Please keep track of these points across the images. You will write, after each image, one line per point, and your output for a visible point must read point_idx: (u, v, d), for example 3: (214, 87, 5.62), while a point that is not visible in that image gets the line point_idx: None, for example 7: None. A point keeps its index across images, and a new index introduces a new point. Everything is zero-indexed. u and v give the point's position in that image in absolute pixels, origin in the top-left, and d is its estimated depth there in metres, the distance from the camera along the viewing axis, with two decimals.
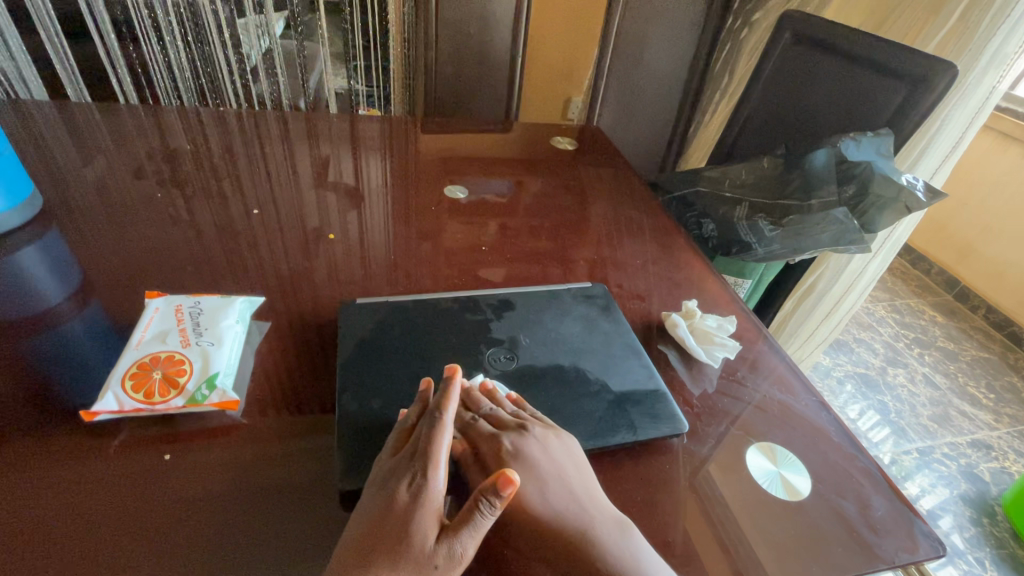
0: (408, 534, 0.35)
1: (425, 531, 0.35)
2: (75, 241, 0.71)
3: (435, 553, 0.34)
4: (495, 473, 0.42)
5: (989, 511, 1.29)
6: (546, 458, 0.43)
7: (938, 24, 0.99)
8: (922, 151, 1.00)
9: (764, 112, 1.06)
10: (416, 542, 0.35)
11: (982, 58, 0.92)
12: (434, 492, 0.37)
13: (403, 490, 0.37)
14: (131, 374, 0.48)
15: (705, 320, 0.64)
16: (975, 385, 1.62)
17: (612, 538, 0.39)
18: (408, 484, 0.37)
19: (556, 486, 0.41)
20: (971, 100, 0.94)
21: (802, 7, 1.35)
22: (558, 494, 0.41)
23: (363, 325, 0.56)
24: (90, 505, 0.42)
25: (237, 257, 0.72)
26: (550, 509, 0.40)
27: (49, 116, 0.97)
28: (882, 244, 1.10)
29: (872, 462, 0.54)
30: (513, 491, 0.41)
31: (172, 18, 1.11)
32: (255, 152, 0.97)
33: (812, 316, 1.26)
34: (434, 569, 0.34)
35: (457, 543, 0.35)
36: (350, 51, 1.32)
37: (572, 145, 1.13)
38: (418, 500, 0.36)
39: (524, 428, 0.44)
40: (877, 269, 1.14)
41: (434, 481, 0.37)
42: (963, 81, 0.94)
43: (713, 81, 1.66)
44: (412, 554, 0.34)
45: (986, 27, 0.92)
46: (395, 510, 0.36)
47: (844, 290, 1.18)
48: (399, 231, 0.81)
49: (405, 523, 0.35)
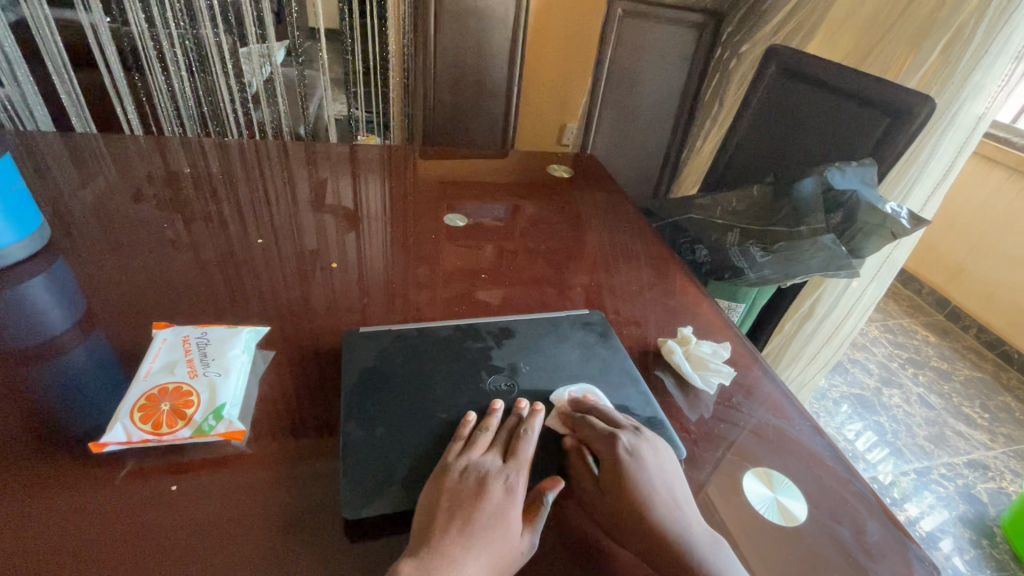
0: (504, 526, 0.41)
1: (515, 526, 0.42)
2: (80, 270, 0.72)
3: (522, 543, 0.41)
4: (610, 473, 0.46)
5: (988, 533, 1.29)
6: (657, 467, 0.47)
7: (921, 57, 1.03)
8: (912, 182, 1.03)
9: (754, 140, 1.09)
10: (509, 536, 0.41)
11: (964, 89, 0.96)
12: (521, 492, 0.44)
13: (497, 488, 0.43)
14: (140, 406, 0.48)
15: (700, 346, 0.65)
16: (970, 405, 1.64)
17: (706, 546, 0.43)
18: (502, 483, 0.43)
19: (664, 493, 0.46)
20: (955, 128, 0.98)
21: (786, 40, 1.40)
22: (667, 499, 0.45)
23: (366, 354, 0.57)
24: (94, 538, 0.42)
25: (240, 284, 0.73)
26: (657, 510, 0.44)
27: (56, 146, 0.99)
28: (879, 267, 1.12)
29: (866, 485, 0.55)
30: (623, 491, 0.45)
31: (177, 50, 1.12)
32: (258, 179, 0.99)
33: (812, 341, 1.28)
34: (521, 553, 0.41)
35: (535, 534, 0.43)
36: (350, 78, 1.37)
37: (568, 172, 1.15)
38: (510, 498, 0.43)
39: (638, 433, 0.49)
40: (877, 292, 1.17)
41: (520, 484, 0.44)
42: (948, 111, 0.98)
43: (703, 108, 1.72)
44: (511, 542, 0.41)
45: (968, 61, 0.95)
46: (492, 504, 0.42)
47: (843, 315, 1.21)
48: (400, 257, 0.83)
49: (502, 518, 0.41)
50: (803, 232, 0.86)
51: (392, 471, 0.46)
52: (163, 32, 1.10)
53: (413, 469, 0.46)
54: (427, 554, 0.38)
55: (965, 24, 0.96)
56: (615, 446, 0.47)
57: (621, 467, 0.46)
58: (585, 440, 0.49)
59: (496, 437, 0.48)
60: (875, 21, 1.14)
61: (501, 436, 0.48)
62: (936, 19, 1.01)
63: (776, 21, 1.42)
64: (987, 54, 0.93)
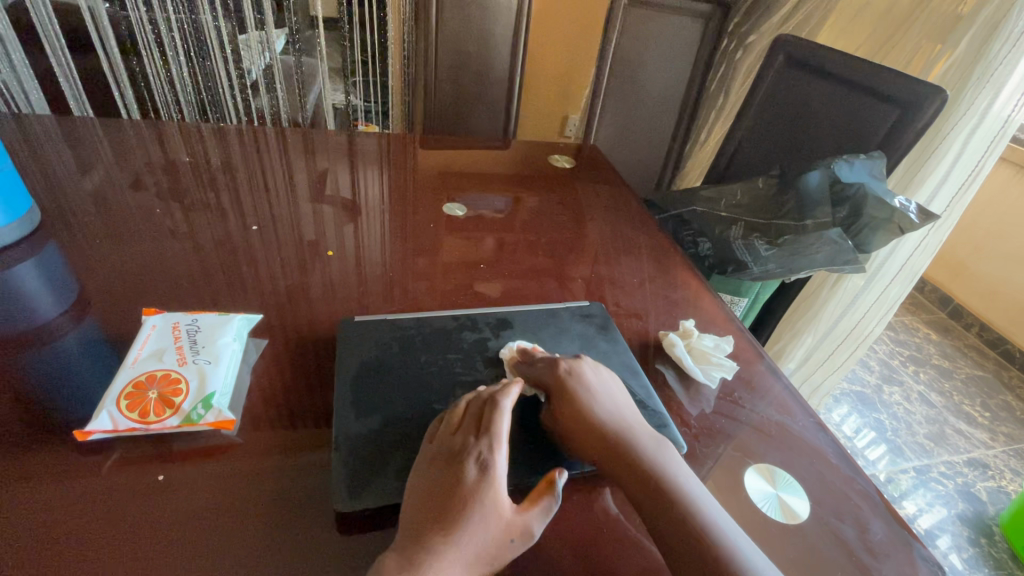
0: (482, 511, 0.39)
1: (495, 507, 0.39)
2: (72, 257, 0.70)
3: (511, 528, 0.39)
4: (556, 395, 0.49)
5: (987, 531, 1.28)
6: (598, 379, 0.50)
7: (945, 51, 1.01)
8: (935, 187, 1.02)
9: (760, 132, 1.08)
10: (486, 517, 0.39)
11: (989, 88, 0.93)
12: (500, 475, 0.41)
13: (475, 469, 0.41)
14: (127, 394, 0.47)
15: (702, 340, 0.64)
16: (971, 404, 1.63)
17: (650, 444, 0.46)
18: (476, 464, 0.41)
19: (602, 401, 0.48)
20: (983, 128, 0.95)
21: (795, 31, 1.38)
22: (608, 412, 0.48)
23: (363, 344, 0.56)
24: (84, 525, 0.41)
25: (235, 272, 0.72)
26: (599, 414, 0.47)
27: (51, 132, 0.97)
28: (897, 271, 1.11)
29: (869, 482, 0.54)
30: (573, 406, 0.48)
31: (175, 34, 1.09)
32: (255, 167, 0.97)
33: (824, 345, 1.26)
34: (511, 542, 0.39)
35: (529, 519, 0.40)
36: (349, 67, 1.33)
37: (571, 163, 1.14)
38: (487, 480, 0.40)
39: (577, 358, 0.52)
40: (901, 292, 1.14)
41: (497, 462, 0.42)
42: (973, 112, 0.96)
43: (708, 100, 1.70)
44: (492, 528, 0.39)
45: (999, 57, 0.92)
46: (466, 489, 0.40)
47: (859, 320, 1.19)
48: (397, 248, 0.81)
49: (479, 501, 0.39)
50: (809, 226, 0.86)
51: (387, 459, 0.46)
52: (161, 16, 1.06)
53: (406, 461, 0.45)
54: (403, 550, 0.37)
55: (993, 19, 0.94)
56: (555, 368, 0.50)
57: (567, 385, 0.49)
58: (532, 379, 0.52)
59: (466, 412, 0.45)
60: (893, 13, 1.12)
61: (474, 410, 0.45)
62: (961, 13, 0.99)
63: (784, 12, 1.40)
64: (1018, 50, 0.90)
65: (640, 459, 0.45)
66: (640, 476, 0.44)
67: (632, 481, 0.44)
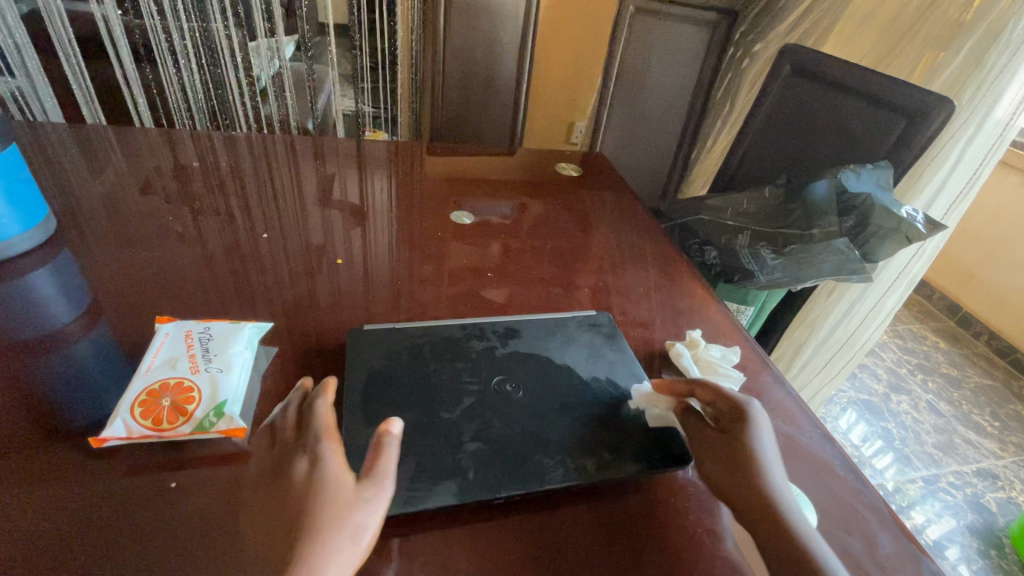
0: (325, 495, 0.38)
1: (337, 485, 0.39)
2: (85, 263, 0.71)
3: (361, 492, 0.39)
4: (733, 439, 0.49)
5: (997, 543, 1.27)
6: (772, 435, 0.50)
7: (946, 59, 1.01)
8: (933, 192, 1.02)
9: (766, 140, 1.08)
10: (329, 495, 0.38)
11: (989, 95, 0.94)
12: (328, 459, 0.41)
13: (309, 464, 0.41)
14: (140, 401, 0.48)
15: (708, 350, 0.65)
16: (980, 413, 1.61)
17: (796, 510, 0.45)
18: (310, 461, 0.41)
19: (774, 462, 0.48)
20: (982, 135, 0.95)
21: (802, 40, 1.39)
22: (781, 480, 0.46)
23: (370, 352, 0.57)
24: (95, 529, 0.41)
25: (244, 278, 0.72)
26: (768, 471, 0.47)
27: (66, 138, 0.99)
28: (893, 278, 1.11)
29: (877, 496, 0.53)
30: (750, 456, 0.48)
31: (188, 41, 1.10)
32: (264, 174, 0.98)
33: (823, 350, 1.25)
34: (367, 501, 0.38)
35: (375, 477, 0.40)
36: (358, 73, 1.35)
37: (578, 171, 1.15)
38: (319, 470, 0.40)
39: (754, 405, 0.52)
40: (897, 300, 1.14)
41: (326, 449, 0.41)
42: (972, 119, 0.96)
43: (714, 108, 1.71)
44: (341, 501, 0.38)
45: (999, 65, 0.92)
46: (303, 489, 0.39)
47: (858, 325, 1.18)
48: (405, 255, 0.82)
49: (321, 488, 0.39)
50: (816, 235, 0.85)
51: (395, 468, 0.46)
52: (174, 24, 1.07)
53: (414, 469, 0.46)
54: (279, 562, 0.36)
55: (994, 27, 0.94)
56: (739, 408, 0.51)
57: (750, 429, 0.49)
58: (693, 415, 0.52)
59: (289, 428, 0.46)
60: (897, 21, 1.12)
61: (293, 420, 0.47)
62: (963, 20, 0.98)
63: (791, 20, 1.41)
64: (1018, 59, 0.90)
65: (791, 531, 0.43)
66: (786, 544, 0.42)
67: (772, 537, 0.43)
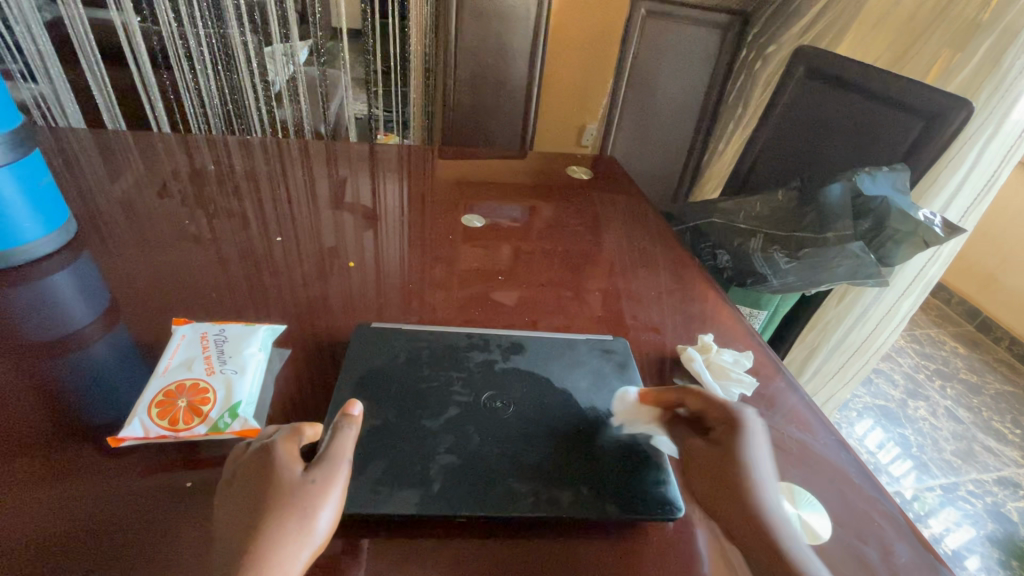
0: (274, 483, 0.40)
1: (288, 473, 0.41)
2: (104, 265, 0.73)
3: (309, 477, 0.41)
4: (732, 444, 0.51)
5: (1019, 553, 1.24)
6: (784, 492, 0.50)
7: (963, 59, 0.99)
8: (951, 195, 1.00)
9: (779, 143, 1.07)
10: (281, 481, 0.40)
11: (1007, 96, 0.92)
12: (279, 452, 0.43)
13: (260, 459, 0.42)
14: (157, 402, 0.49)
15: (721, 355, 0.64)
16: (1001, 421, 1.58)
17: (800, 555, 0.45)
18: (262, 453, 0.43)
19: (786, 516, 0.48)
20: (1002, 135, 0.93)
21: (816, 41, 1.37)
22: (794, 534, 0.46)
23: (381, 354, 0.57)
24: (111, 528, 0.42)
25: (258, 280, 0.73)
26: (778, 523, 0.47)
27: (86, 143, 1.01)
28: (909, 282, 1.09)
29: (893, 504, 0.53)
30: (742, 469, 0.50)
31: (204, 49, 1.10)
32: (277, 178, 0.99)
33: (836, 355, 1.23)
34: (315, 483, 0.40)
35: (326, 462, 0.42)
36: (371, 77, 1.36)
37: (589, 174, 1.14)
38: (269, 462, 0.42)
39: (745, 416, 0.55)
40: (912, 304, 1.12)
41: (276, 442, 0.43)
42: (991, 120, 0.94)
43: (726, 111, 1.70)
44: (288, 488, 0.40)
45: (1017, 65, 0.91)
46: (256, 481, 0.41)
47: (872, 330, 1.16)
48: (417, 257, 0.82)
49: (269, 478, 0.41)
50: (830, 238, 0.83)
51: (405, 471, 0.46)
52: (191, 31, 1.08)
53: (415, 472, 0.46)
54: (231, 554, 0.37)
55: (1012, 26, 0.92)
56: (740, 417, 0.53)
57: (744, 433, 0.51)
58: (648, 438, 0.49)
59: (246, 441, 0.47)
60: (913, 21, 1.11)
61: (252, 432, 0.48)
62: (980, 20, 0.97)
63: (805, 21, 1.40)
64: None
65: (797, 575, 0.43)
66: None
67: None
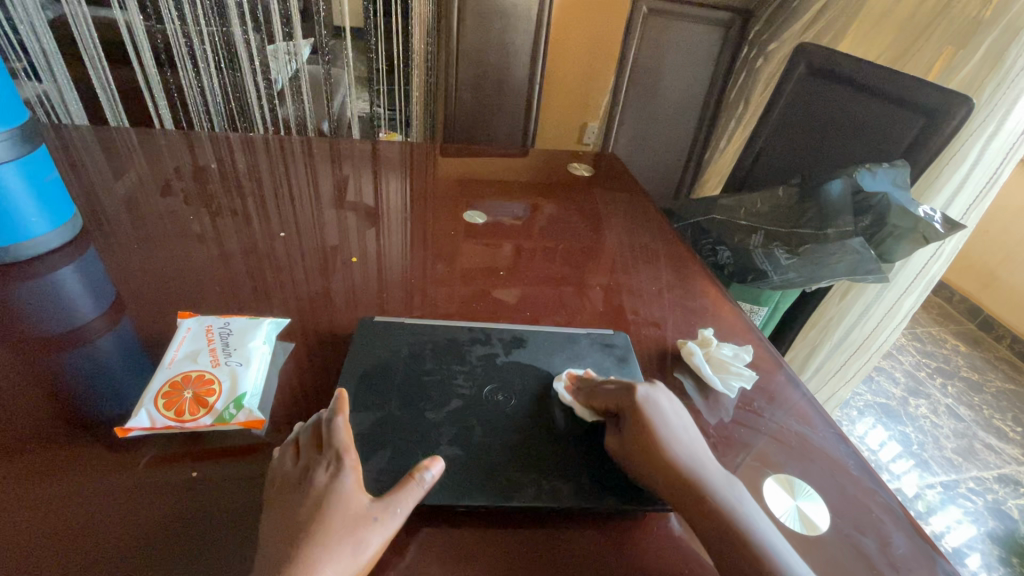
0: (335, 509, 0.39)
1: (353, 502, 0.39)
2: (109, 262, 0.73)
3: (373, 512, 0.40)
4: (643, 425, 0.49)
5: (1019, 550, 1.24)
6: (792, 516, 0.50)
7: (964, 56, 0.99)
8: (952, 193, 1.00)
9: (780, 140, 1.07)
10: (343, 512, 0.39)
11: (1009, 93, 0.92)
12: (348, 477, 0.40)
13: (328, 484, 0.40)
14: (164, 393, 0.50)
15: (720, 349, 0.65)
16: (1002, 419, 1.58)
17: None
18: (330, 472, 0.40)
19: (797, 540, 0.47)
20: (1004, 133, 0.93)
21: (817, 39, 1.37)
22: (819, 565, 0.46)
23: (385, 348, 0.57)
24: (119, 517, 0.43)
25: (261, 276, 0.74)
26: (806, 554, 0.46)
27: (90, 141, 1.01)
28: (910, 280, 1.09)
29: (892, 496, 0.53)
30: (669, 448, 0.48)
31: (207, 47, 1.10)
32: (280, 175, 1.00)
33: (837, 352, 1.24)
34: (374, 522, 0.39)
35: (394, 505, 0.40)
36: (374, 75, 1.35)
37: (590, 171, 1.15)
38: (336, 485, 0.40)
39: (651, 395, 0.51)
40: (913, 302, 1.12)
41: (348, 465, 0.41)
42: (993, 117, 0.94)
43: (728, 109, 1.70)
44: (353, 520, 0.39)
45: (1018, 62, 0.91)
46: (318, 500, 0.39)
47: (873, 328, 1.17)
48: (418, 254, 0.83)
49: (334, 502, 0.39)
50: (830, 234, 0.84)
51: (408, 463, 0.47)
52: (195, 29, 1.08)
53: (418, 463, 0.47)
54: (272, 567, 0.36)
55: (1014, 23, 0.92)
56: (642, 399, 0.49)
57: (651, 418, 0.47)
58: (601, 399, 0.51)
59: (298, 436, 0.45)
60: (915, 18, 1.11)
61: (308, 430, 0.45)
62: (982, 18, 0.97)
63: (807, 19, 1.40)
64: None
65: None
66: None
67: None
